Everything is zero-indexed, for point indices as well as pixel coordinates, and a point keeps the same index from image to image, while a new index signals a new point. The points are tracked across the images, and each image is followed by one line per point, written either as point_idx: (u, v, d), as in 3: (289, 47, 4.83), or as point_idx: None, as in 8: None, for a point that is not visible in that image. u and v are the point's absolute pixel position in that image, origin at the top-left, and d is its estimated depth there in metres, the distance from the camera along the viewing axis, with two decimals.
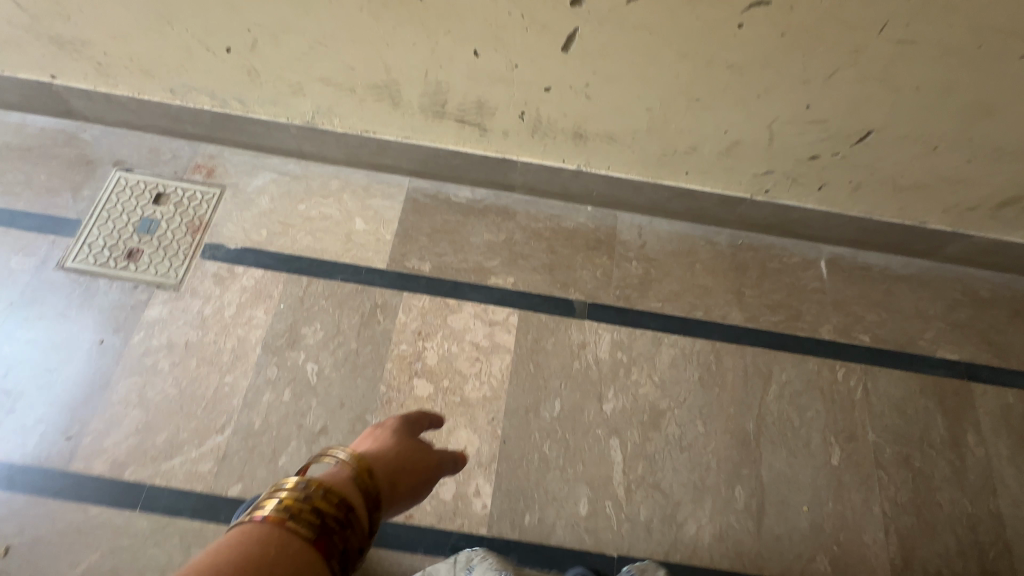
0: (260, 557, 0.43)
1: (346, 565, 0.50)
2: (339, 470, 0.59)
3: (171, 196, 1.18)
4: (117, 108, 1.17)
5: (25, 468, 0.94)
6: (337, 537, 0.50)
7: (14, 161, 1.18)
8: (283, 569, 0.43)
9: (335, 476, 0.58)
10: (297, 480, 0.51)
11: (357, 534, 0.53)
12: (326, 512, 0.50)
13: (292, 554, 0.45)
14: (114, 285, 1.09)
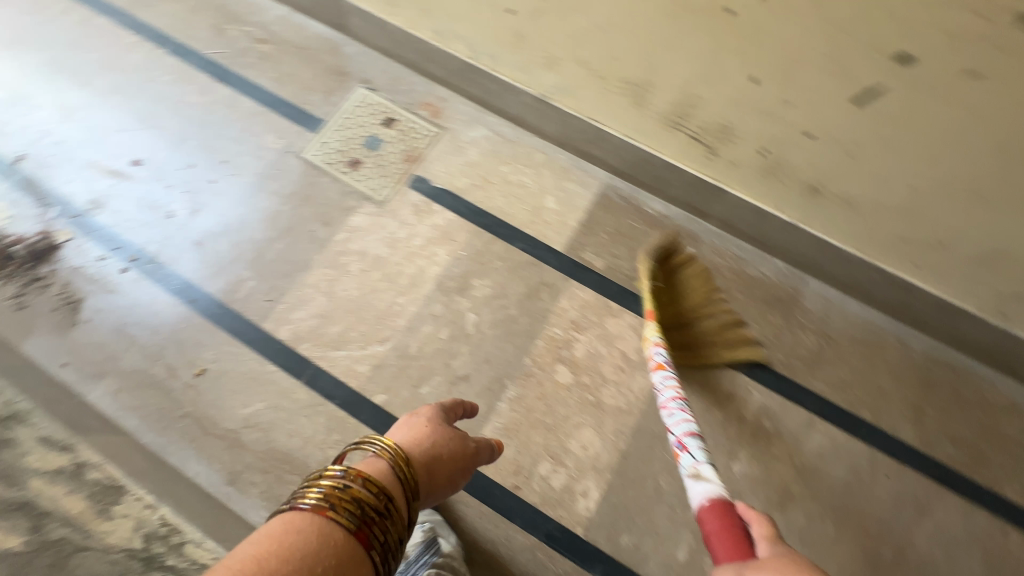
0: (303, 546, 0.49)
1: (389, 550, 0.57)
2: (376, 458, 0.65)
3: (398, 123, 1.29)
4: (382, 33, 1.29)
5: (229, 312, 1.10)
6: (373, 529, 0.55)
7: (290, 57, 1.36)
8: (325, 555, 0.50)
9: (370, 465, 0.64)
10: (336, 473, 0.58)
11: (394, 523, 0.59)
12: (363, 507, 0.56)
13: (333, 543, 0.51)
14: (333, 185, 1.22)
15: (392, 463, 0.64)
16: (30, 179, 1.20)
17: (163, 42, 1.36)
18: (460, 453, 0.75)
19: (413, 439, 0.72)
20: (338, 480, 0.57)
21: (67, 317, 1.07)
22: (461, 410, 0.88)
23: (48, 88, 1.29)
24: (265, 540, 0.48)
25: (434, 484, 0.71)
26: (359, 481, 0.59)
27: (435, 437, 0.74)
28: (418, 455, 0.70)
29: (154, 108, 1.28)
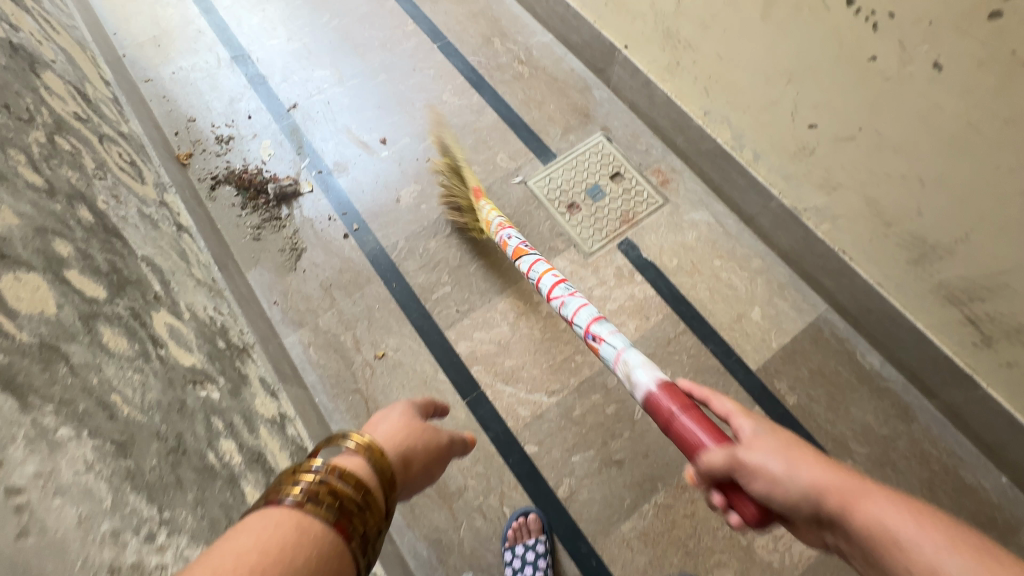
0: (287, 551, 0.35)
1: (369, 557, 0.42)
2: (352, 454, 0.50)
3: (624, 181, 1.28)
4: (642, 91, 1.27)
5: (421, 308, 1.14)
6: (357, 520, 0.42)
7: (541, 85, 1.40)
8: (305, 560, 0.36)
9: (346, 463, 0.48)
10: (313, 465, 0.43)
11: (377, 518, 0.45)
12: (346, 500, 0.42)
13: (314, 542, 0.37)
14: (547, 222, 1.23)
15: (368, 456, 0.50)
16: (297, 129, 1.33)
17: (436, 38, 1.46)
18: (435, 443, 0.61)
19: (397, 439, 0.57)
20: (320, 474, 0.42)
21: (289, 261, 1.18)
22: (430, 409, 0.71)
23: (333, 52, 1.43)
24: (242, 542, 0.35)
25: (409, 481, 0.56)
26: (338, 479, 0.44)
27: (411, 427, 0.60)
28: (393, 446, 0.56)
29: (412, 96, 1.37)
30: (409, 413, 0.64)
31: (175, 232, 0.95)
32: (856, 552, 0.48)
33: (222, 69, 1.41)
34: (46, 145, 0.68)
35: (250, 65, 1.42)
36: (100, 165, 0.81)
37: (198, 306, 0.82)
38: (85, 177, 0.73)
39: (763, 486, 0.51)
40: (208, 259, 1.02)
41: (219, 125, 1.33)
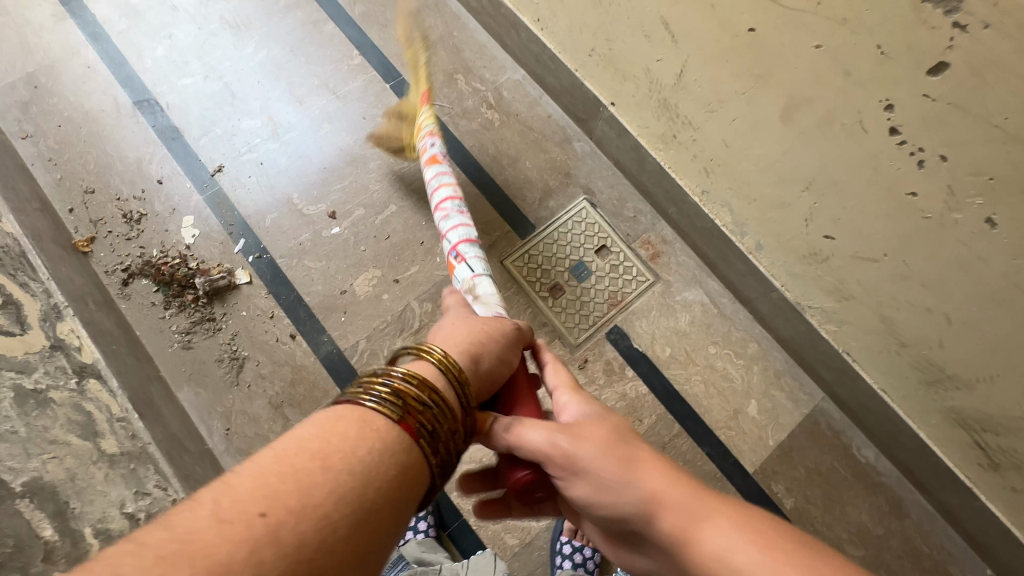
0: (341, 448, 0.37)
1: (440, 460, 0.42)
2: (427, 361, 0.48)
3: (610, 255, 1.15)
4: (631, 154, 1.12)
5: None
6: (419, 420, 0.41)
7: (514, 135, 1.22)
8: (362, 456, 0.37)
9: (421, 367, 0.47)
10: (385, 373, 0.43)
11: (448, 423, 0.43)
12: (407, 403, 0.41)
13: (368, 445, 0.38)
14: (528, 309, 1.10)
15: (442, 368, 0.47)
16: (226, 199, 1.12)
17: (389, 76, 1.24)
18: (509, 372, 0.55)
19: (470, 351, 0.53)
20: (396, 385, 0.42)
21: (230, 375, 1.01)
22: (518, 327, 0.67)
23: (262, 96, 1.19)
24: (277, 446, 0.36)
25: (485, 382, 0.53)
26: (406, 386, 0.42)
27: (486, 345, 0.55)
28: (468, 356, 0.52)
29: (363, 154, 1.17)
30: (494, 333, 0.57)
31: (75, 388, 0.77)
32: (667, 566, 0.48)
33: (123, 120, 1.15)
34: None
35: (159, 113, 1.16)
36: None
37: (113, 514, 0.67)
38: None
39: (583, 482, 0.49)
40: (125, 404, 0.84)
41: (125, 196, 1.10)
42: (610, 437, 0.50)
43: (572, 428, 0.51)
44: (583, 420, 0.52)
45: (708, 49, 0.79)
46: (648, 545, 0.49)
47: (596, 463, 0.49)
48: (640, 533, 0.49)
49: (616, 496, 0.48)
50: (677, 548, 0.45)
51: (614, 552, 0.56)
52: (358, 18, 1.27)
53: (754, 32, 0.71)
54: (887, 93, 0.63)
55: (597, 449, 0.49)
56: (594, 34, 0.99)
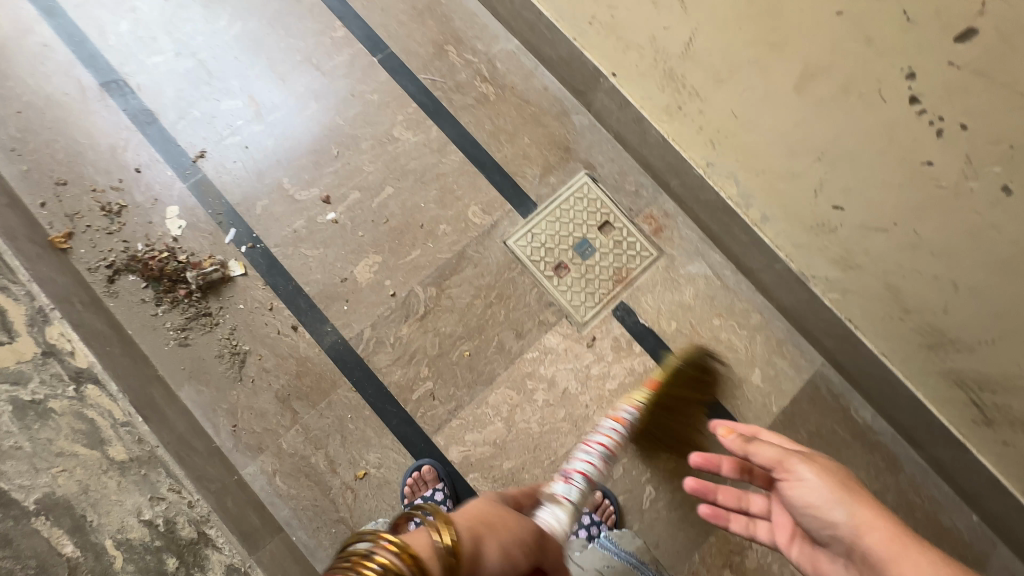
0: None
1: None
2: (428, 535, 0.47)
3: (613, 231, 1.14)
4: (632, 127, 1.10)
5: (400, 411, 1.00)
6: None
7: (510, 109, 1.17)
8: None
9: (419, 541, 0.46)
10: (386, 543, 0.44)
11: None
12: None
13: None
14: (533, 289, 1.09)
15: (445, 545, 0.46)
16: (211, 187, 1.06)
17: (376, 49, 1.17)
18: (512, 560, 0.53)
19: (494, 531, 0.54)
20: (393, 558, 0.43)
21: (232, 371, 0.98)
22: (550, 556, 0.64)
23: (241, 74, 1.12)
24: None
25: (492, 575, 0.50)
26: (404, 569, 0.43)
27: (500, 532, 0.55)
28: (477, 531, 0.52)
29: (354, 134, 1.12)
30: (512, 520, 0.58)
31: (74, 395, 0.73)
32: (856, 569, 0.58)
33: (90, 104, 1.07)
34: None
35: (130, 96, 1.08)
36: None
37: (130, 522, 0.65)
38: None
39: (817, 522, 0.60)
40: (127, 408, 0.81)
41: (101, 188, 1.03)
42: (832, 481, 0.59)
43: (794, 472, 0.60)
44: (812, 484, 0.59)
45: (719, 16, 0.77)
46: (834, 545, 0.60)
47: (822, 498, 0.59)
48: (843, 545, 0.58)
49: (829, 511, 0.58)
50: (882, 566, 0.53)
51: (804, 559, 0.66)
52: None
53: None
54: (909, 61, 0.62)
55: (819, 479, 0.59)
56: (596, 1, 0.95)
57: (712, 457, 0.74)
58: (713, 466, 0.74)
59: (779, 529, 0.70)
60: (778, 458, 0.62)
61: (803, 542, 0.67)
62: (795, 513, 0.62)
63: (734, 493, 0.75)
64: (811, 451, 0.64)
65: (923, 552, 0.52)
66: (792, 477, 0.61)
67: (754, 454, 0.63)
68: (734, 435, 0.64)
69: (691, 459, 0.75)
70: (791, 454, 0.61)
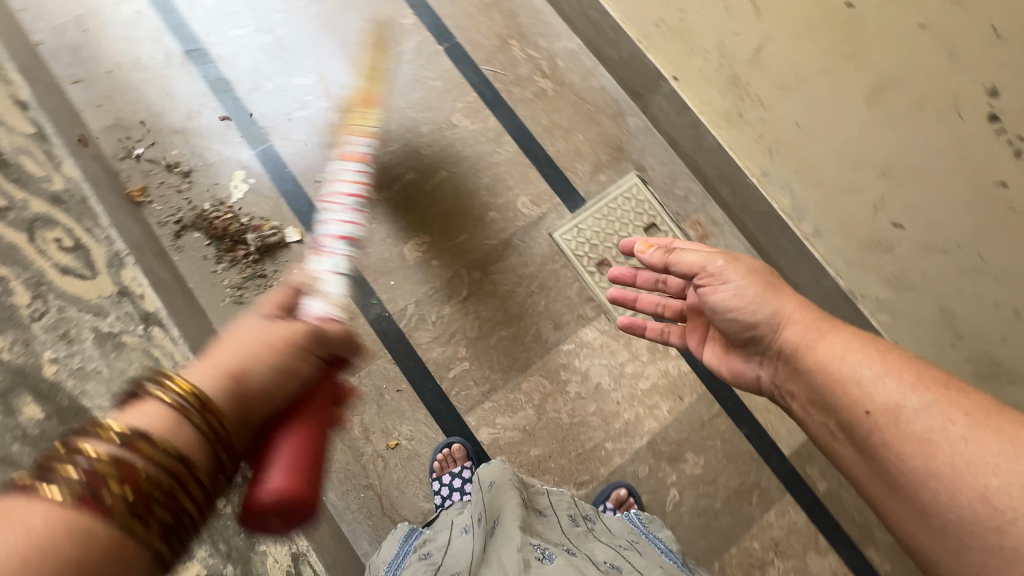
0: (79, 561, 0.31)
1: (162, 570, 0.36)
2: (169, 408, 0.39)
3: (658, 234, 1.15)
4: (687, 132, 1.10)
5: (435, 388, 1.02)
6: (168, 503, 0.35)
7: (567, 106, 1.19)
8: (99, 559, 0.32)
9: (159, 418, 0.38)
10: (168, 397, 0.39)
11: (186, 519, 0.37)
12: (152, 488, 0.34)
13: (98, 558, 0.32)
14: (574, 283, 1.10)
15: (183, 406, 0.39)
16: (276, 157, 1.11)
17: (442, 38, 1.21)
18: (290, 368, 0.49)
19: (226, 360, 0.46)
20: (171, 401, 0.39)
21: None
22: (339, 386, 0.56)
23: (313, 52, 1.17)
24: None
25: (237, 413, 0.44)
26: (161, 413, 0.39)
27: (259, 342, 0.48)
28: (232, 370, 0.45)
29: (415, 118, 1.15)
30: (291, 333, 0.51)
31: (143, 335, 0.78)
32: (781, 365, 0.64)
33: (174, 69, 1.13)
34: None
35: (210, 65, 1.14)
36: None
37: None
38: None
39: (733, 317, 0.66)
40: None
41: (176, 148, 1.09)
42: (756, 280, 0.65)
43: (717, 275, 0.66)
44: (734, 287, 0.65)
45: (795, 23, 0.78)
46: (753, 342, 0.67)
47: (743, 299, 0.65)
48: (762, 341, 0.65)
49: (751, 310, 0.64)
50: (795, 352, 0.61)
51: (719, 359, 0.73)
52: None
53: (851, 8, 0.70)
54: (992, 78, 0.62)
55: (743, 281, 0.65)
56: (666, 4, 0.96)
57: (627, 272, 0.85)
58: (629, 280, 0.85)
59: (691, 336, 0.78)
60: (699, 263, 0.68)
61: (716, 346, 0.75)
62: (716, 316, 0.68)
63: (651, 302, 0.86)
64: (738, 254, 0.69)
65: (837, 333, 0.59)
66: (717, 281, 0.67)
67: (674, 263, 0.70)
68: (652, 249, 0.73)
69: (612, 274, 0.86)
70: (714, 258, 0.67)
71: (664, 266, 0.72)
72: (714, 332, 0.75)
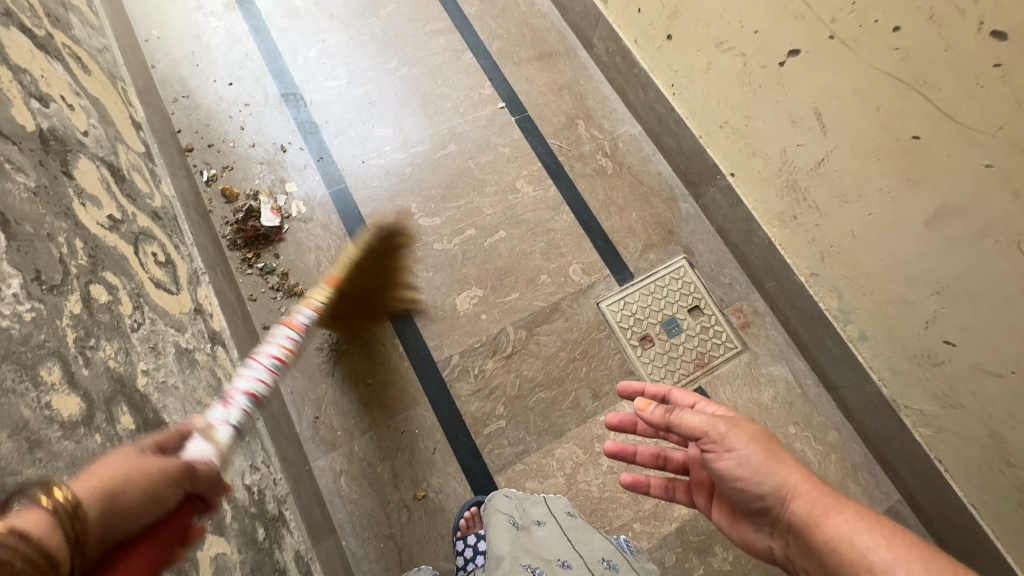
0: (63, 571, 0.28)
1: None
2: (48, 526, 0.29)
3: (701, 316, 1.17)
4: (738, 224, 1.16)
5: (469, 443, 1.02)
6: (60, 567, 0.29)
7: (624, 185, 1.27)
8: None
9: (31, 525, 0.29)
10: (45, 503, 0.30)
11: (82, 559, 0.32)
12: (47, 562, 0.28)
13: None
14: (617, 354, 1.12)
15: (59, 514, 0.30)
16: (350, 198, 1.17)
17: (515, 110, 1.31)
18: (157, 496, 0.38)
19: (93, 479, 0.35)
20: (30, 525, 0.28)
21: (326, 365, 1.04)
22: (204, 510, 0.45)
23: (396, 108, 1.27)
24: None
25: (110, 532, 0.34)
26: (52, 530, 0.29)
27: (138, 469, 0.38)
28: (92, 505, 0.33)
29: (481, 178, 1.23)
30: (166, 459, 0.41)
31: (210, 353, 0.80)
32: (793, 541, 0.58)
33: (269, 108, 1.23)
34: (83, 320, 0.53)
35: (302, 108, 1.24)
36: (136, 299, 0.66)
37: (237, 483, 0.68)
38: (125, 346, 0.58)
39: (739, 486, 0.60)
40: None
41: (259, 177, 1.17)
42: (761, 448, 0.59)
43: (721, 442, 0.60)
44: (738, 455, 0.59)
45: (860, 146, 0.84)
46: (762, 513, 0.60)
47: (749, 466, 0.59)
48: (770, 513, 0.59)
49: (756, 482, 0.58)
50: (804, 530, 0.56)
51: (729, 524, 0.67)
52: (494, 53, 1.37)
53: (918, 140, 0.75)
54: None
55: (748, 449, 0.59)
56: (732, 109, 1.04)
57: (626, 417, 0.78)
58: (628, 426, 0.78)
59: (697, 491, 0.71)
60: (703, 427, 0.61)
61: (725, 507, 0.68)
62: (723, 484, 0.62)
63: (651, 454, 0.76)
64: (738, 417, 0.63)
65: (845, 511, 0.54)
66: (720, 447, 0.61)
67: (676, 424, 0.63)
68: (653, 405, 0.65)
69: (607, 420, 0.77)
70: (716, 422, 0.61)
71: (665, 426, 0.64)
72: (720, 494, 0.68)
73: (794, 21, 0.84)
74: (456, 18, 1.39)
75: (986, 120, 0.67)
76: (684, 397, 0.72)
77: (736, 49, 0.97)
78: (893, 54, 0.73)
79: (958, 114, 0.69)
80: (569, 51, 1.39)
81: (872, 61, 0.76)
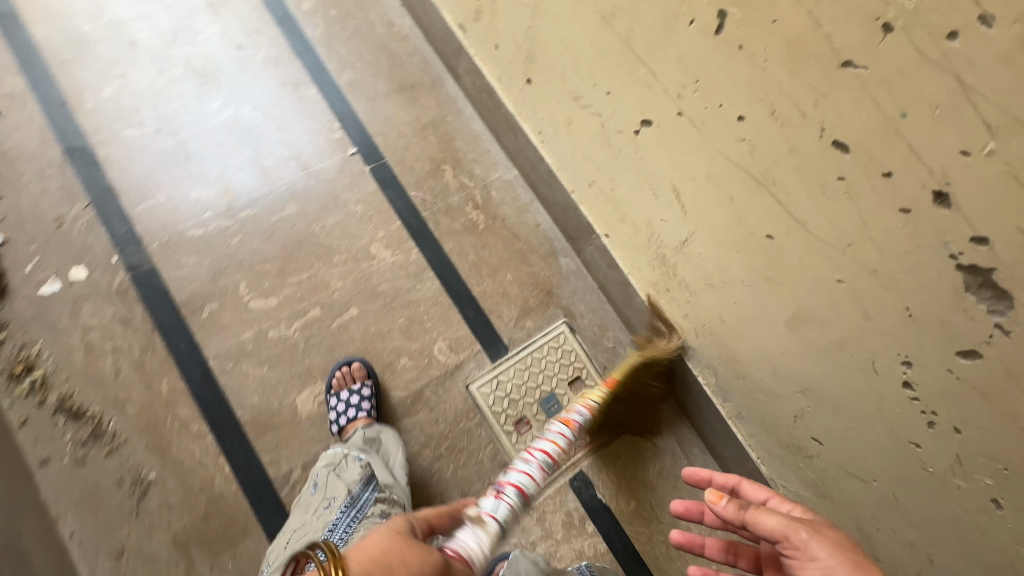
0: None
1: None
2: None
3: (583, 388, 1.08)
4: (618, 287, 1.06)
5: None
6: None
7: (498, 242, 1.13)
8: None
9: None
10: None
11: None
12: None
13: None
14: (489, 444, 1.00)
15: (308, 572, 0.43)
16: (158, 280, 0.96)
17: (370, 157, 1.13)
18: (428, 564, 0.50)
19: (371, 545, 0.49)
20: None
21: (127, 502, 0.85)
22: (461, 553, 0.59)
23: (220, 162, 1.05)
24: None
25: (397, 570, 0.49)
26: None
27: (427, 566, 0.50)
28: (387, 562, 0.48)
29: (328, 245, 1.05)
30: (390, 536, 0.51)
31: None
32: None
33: (47, 169, 0.98)
34: None
35: (94, 167, 1.00)
36: None
37: None
38: None
39: None
40: None
41: (33, 261, 0.93)
42: (849, 562, 0.54)
43: (803, 549, 0.55)
44: (824, 566, 0.54)
45: (719, 234, 0.74)
46: None
47: None
48: None
49: None
50: None
51: None
52: (344, 86, 1.17)
53: (772, 240, 0.65)
54: (906, 350, 0.57)
55: (835, 560, 0.54)
56: (597, 169, 0.92)
57: (693, 507, 0.74)
58: (695, 515, 0.75)
59: None
60: (782, 530, 0.57)
61: None
62: None
63: (722, 547, 0.73)
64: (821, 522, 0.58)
65: None
66: (803, 555, 0.56)
67: (751, 523, 0.59)
68: (725, 501, 0.61)
69: (673, 509, 0.75)
70: (795, 527, 0.57)
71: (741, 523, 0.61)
72: None
73: (643, 89, 0.71)
74: (297, 44, 1.17)
75: (835, 233, 0.57)
76: (758, 493, 0.67)
77: (593, 108, 0.84)
78: (740, 145, 0.62)
79: (807, 223, 0.60)
80: (434, 81, 1.21)
81: (720, 148, 0.65)
